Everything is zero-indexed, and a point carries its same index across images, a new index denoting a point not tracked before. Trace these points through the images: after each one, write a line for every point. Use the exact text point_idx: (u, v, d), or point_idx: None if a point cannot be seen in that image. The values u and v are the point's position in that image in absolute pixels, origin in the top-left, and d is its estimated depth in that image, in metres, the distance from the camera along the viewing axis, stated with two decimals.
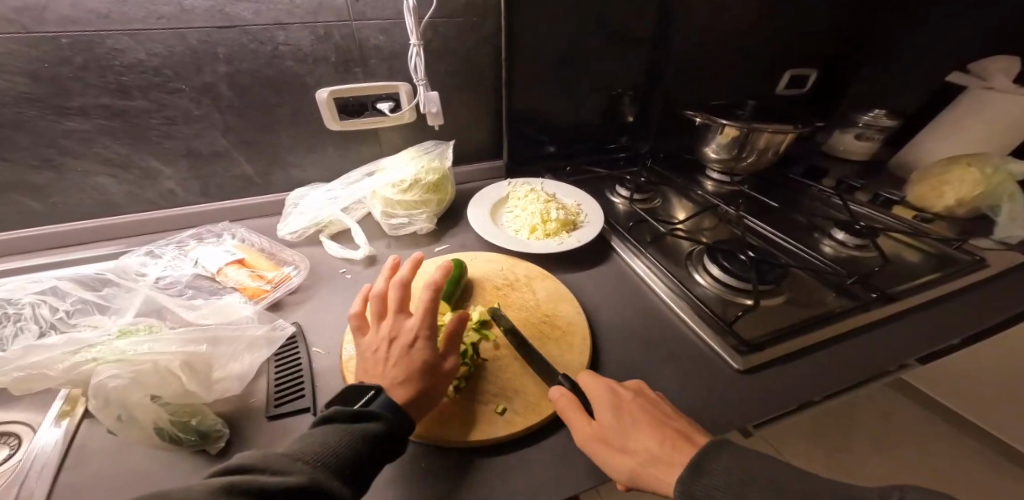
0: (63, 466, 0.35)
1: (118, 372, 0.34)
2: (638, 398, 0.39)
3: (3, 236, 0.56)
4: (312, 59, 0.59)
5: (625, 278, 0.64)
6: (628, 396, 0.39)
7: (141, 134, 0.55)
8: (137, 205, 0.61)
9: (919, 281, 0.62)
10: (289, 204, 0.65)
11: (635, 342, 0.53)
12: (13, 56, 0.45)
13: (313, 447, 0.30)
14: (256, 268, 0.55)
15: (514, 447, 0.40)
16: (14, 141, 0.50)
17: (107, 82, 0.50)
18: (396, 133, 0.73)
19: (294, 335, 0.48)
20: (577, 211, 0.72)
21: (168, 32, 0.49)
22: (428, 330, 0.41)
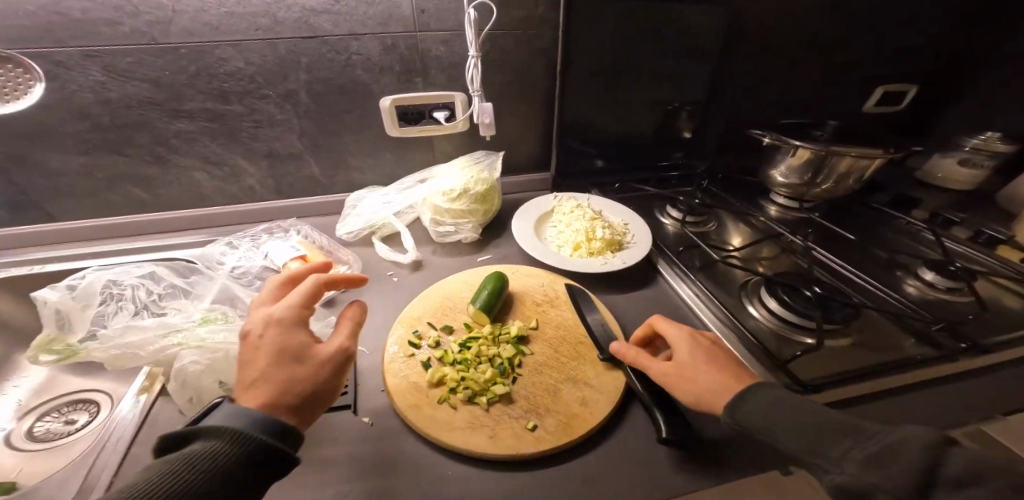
0: (135, 440, 0.40)
1: (198, 358, 0.39)
2: (716, 346, 0.43)
3: (115, 220, 0.64)
4: (379, 68, 0.63)
5: (669, 304, 0.61)
6: (707, 343, 0.43)
7: (233, 135, 0.62)
8: (222, 199, 0.68)
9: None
10: (348, 205, 0.70)
11: None
12: (140, 65, 0.52)
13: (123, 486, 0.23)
14: (315, 265, 0.59)
15: (541, 466, 0.39)
16: (136, 139, 0.58)
17: (211, 89, 0.57)
18: (450, 142, 0.76)
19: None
20: (623, 230, 0.70)
21: (262, 41, 0.55)
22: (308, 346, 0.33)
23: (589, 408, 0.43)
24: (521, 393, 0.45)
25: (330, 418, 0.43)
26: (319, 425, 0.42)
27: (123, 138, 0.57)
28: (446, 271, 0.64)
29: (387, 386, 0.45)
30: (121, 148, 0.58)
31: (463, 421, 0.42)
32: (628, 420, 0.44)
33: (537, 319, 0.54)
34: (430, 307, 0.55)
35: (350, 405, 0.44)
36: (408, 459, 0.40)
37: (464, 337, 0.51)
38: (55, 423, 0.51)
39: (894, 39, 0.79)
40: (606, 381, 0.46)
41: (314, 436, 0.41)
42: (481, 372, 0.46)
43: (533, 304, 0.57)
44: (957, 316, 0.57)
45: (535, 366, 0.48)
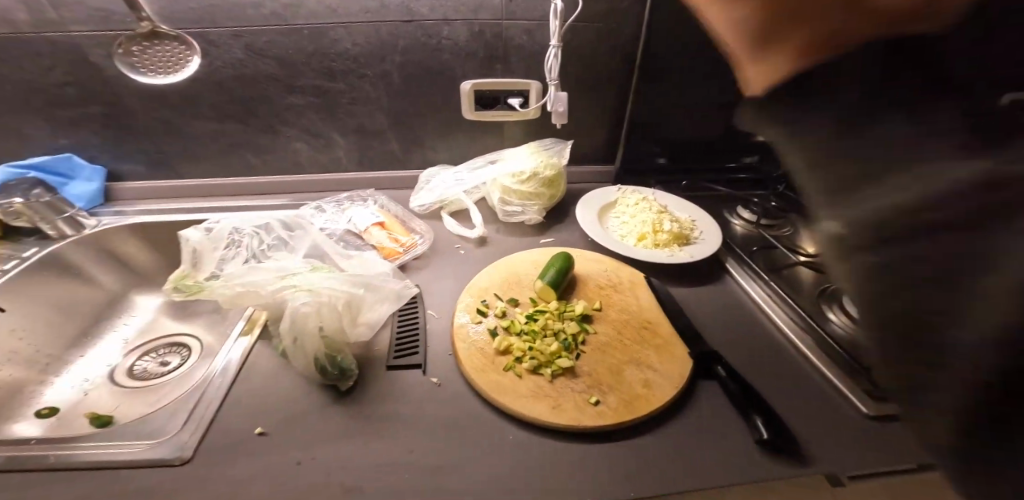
0: (237, 378, 0.44)
1: (308, 301, 0.44)
2: None
3: (226, 180, 0.73)
4: (465, 54, 0.67)
5: (737, 302, 0.59)
6: None
7: (332, 110, 0.69)
8: (314, 167, 0.76)
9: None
10: (421, 181, 0.74)
11: (745, 360, 0.50)
12: (273, 44, 0.60)
13: None
14: (393, 232, 0.64)
15: (603, 438, 0.40)
16: (257, 110, 0.66)
17: (322, 67, 0.64)
18: (520, 129, 0.78)
19: (415, 296, 0.55)
20: (690, 226, 0.68)
21: (369, 23, 0.61)
22: None
23: (653, 393, 0.43)
24: (584, 369, 0.46)
25: (403, 374, 0.46)
26: (393, 380, 0.45)
27: (246, 107, 0.66)
28: (509, 250, 0.67)
29: (456, 349, 0.48)
30: (243, 117, 0.66)
31: (529, 386, 0.44)
32: (694, 410, 0.43)
33: (600, 301, 0.55)
34: (498, 281, 0.57)
35: (421, 363, 0.47)
36: (475, 417, 0.42)
37: (530, 310, 0.53)
38: (151, 362, 0.61)
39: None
40: (670, 368, 0.46)
41: (389, 388, 0.44)
42: (546, 345, 0.48)
43: (596, 288, 0.57)
44: None
45: (597, 346, 0.49)
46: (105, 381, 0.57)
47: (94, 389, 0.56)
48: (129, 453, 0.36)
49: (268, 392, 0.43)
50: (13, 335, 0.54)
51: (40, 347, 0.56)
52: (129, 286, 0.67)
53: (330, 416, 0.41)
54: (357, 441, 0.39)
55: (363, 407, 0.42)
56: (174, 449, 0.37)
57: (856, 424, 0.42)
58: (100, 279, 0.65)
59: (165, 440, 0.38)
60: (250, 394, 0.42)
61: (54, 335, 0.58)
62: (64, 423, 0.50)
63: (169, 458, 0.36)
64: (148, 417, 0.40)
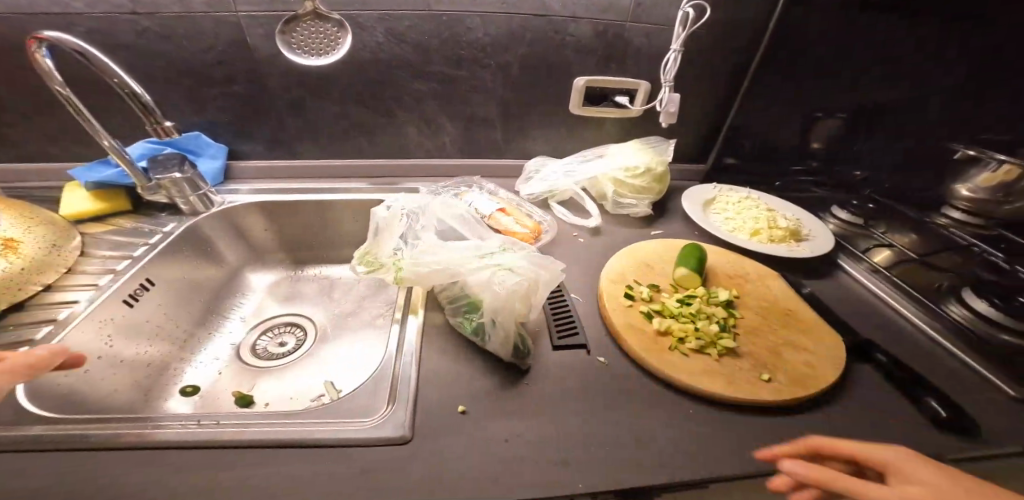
0: (421, 357, 0.47)
1: (519, 281, 0.46)
2: None
3: (339, 163, 0.74)
4: (585, 50, 0.69)
5: (858, 297, 0.61)
6: None
7: (450, 98, 0.71)
8: (421, 154, 0.77)
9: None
10: (529, 171, 0.77)
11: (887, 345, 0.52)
12: (412, 30, 0.61)
13: None
14: (517, 219, 0.66)
15: (781, 414, 0.42)
16: (381, 96, 0.67)
17: (451, 55, 0.65)
18: (620, 125, 0.81)
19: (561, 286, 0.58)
20: (798, 223, 0.70)
21: (503, 15, 0.63)
22: None
23: (820, 374, 0.45)
24: (745, 349, 0.48)
25: (570, 355, 0.49)
26: (565, 361, 0.48)
27: (372, 94, 0.67)
28: (625, 240, 0.68)
29: (614, 330, 0.50)
30: (367, 101, 0.67)
31: (697, 365, 0.45)
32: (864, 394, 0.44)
33: (737, 290, 0.57)
34: (634, 268, 0.60)
35: (585, 346, 0.50)
36: (652, 396, 0.44)
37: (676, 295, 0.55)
38: (269, 343, 0.63)
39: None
40: (826, 351, 0.47)
41: (563, 367, 0.47)
42: (705, 326, 0.50)
43: (726, 277, 0.59)
44: None
45: (750, 328, 0.51)
46: (233, 360, 0.59)
47: (225, 368, 0.58)
48: (354, 428, 0.38)
49: (453, 373, 0.46)
50: (159, 310, 0.56)
51: (179, 325, 0.59)
52: (246, 261, 0.71)
53: (520, 395, 0.43)
54: (558, 417, 0.41)
55: (548, 388, 0.44)
56: (395, 427, 0.39)
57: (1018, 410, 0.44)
58: (226, 257, 0.68)
59: (385, 420, 0.39)
60: (437, 376, 0.45)
61: (188, 314, 0.60)
62: (209, 402, 0.52)
63: (394, 436, 0.38)
64: (353, 394, 0.42)
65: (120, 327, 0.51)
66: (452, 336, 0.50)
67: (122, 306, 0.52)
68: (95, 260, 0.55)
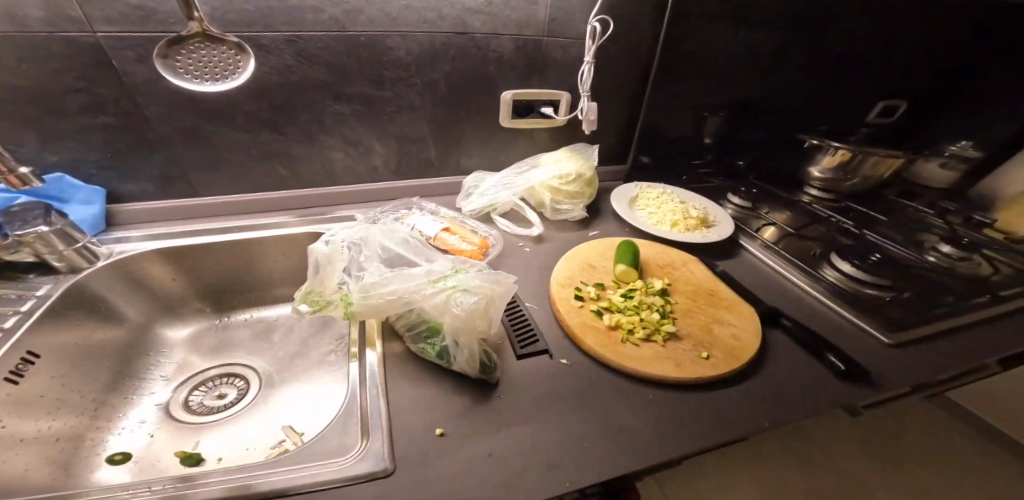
0: (388, 388, 0.46)
1: (476, 298, 0.46)
2: None
3: (257, 196, 0.67)
4: (508, 66, 0.72)
5: (760, 271, 0.73)
6: None
7: (377, 118, 0.68)
8: (351, 178, 0.73)
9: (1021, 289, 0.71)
10: (467, 187, 0.77)
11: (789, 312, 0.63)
12: (328, 50, 0.58)
13: None
14: (462, 235, 0.66)
15: (722, 385, 0.49)
16: (298, 119, 0.62)
17: (374, 74, 0.63)
18: (548, 135, 0.85)
19: (515, 295, 0.60)
20: (705, 212, 0.81)
21: (424, 34, 0.62)
22: None
23: (743, 344, 0.53)
24: (684, 332, 0.55)
25: (535, 361, 0.51)
26: (530, 368, 0.49)
27: (287, 118, 0.61)
28: (568, 244, 0.73)
29: (572, 334, 0.53)
30: (283, 126, 0.62)
31: (650, 355, 0.50)
32: (775, 355, 0.54)
33: (667, 278, 0.65)
34: (579, 271, 0.64)
35: (546, 350, 0.52)
36: (614, 388, 0.48)
37: (620, 291, 0.60)
38: (207, 396, 0.56)
39: (943, 36, 0.88)
40: (746, 323, 0.57)
41: (531, 374, 0.49)
42: (649, 316, 0.55)
43: (658, 268, 0.67)
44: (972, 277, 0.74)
45: (684, 311, 0.58)
46: (168, 418, 0.52)
47: (158, 430, 0.51)
48: (335, 469, 0.36)
49: (424, 399, 0.45)
50: (56, 383, 0.47)
51: (87, 394, 0.49)
52: (154, 316, 0.61)
53: (494, 406, 0.44)
54: (533, 419, 0.43)
55: (519, 394, 0.46)
56: (375, 460, 0.37)
57: (874, 347, 0.57)
58: (128, 316, 0.58)
59: (364, 453, 0.38)
60: (410, 402, 0.44)
61: (96, 379, 0.51)
62: (147, 467, 0.46)
63: (375, 470, 0.37)
64: (325, 436, 0.40)
65: (10, 409, 0.41)
66: (416, 364, 0.49)
67: (7, 384, 0.42)
68: None
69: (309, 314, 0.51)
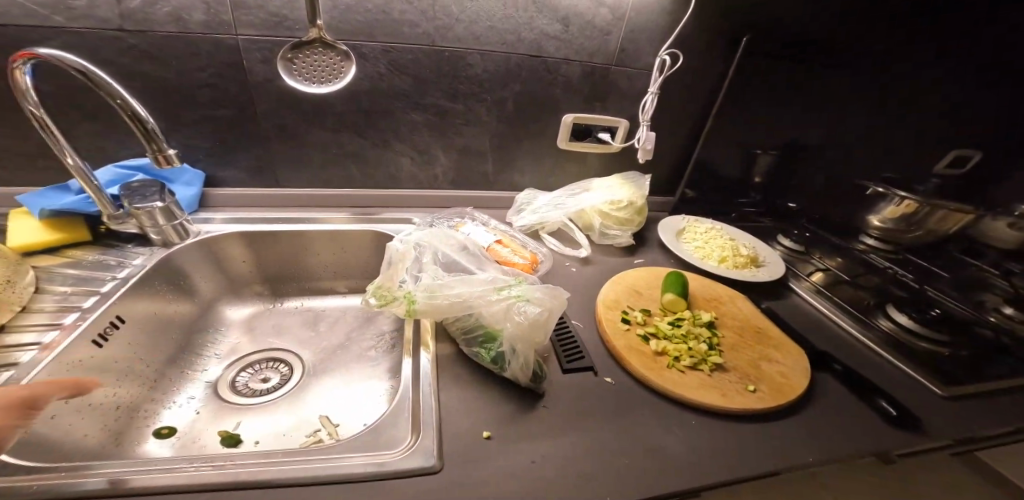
0: (437, 389, 0.46)
1: (538, 309, 0.47)
2: None
3: (325, 192, 0.71)
4: (573, 90, 0.75)
5: (807, 312, 0.72)
6: None
7: (445, 129, 0.72)
8: (411, 183, 0.77)
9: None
10: (519, 203, 0.80)
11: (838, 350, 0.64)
12: (416, 62, 0.62)
13: None
14: (514, 249, 0.68)
15: (771, 418, 0.48)
16: (377, 124, 0.66)
17: (452, 88, 0.67)
18: (600, 158, 0.87)
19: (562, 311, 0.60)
20: (754, 250, 0.81)
21: (502, 54, 0.66)
22: None
23: (793, 383, 0.51)
24: (730, 364, 0.54)
25: (581, 375, 0.51)
26: (577, 383, 0.49)
27: (367, 124, 0.65)
28: (614, 268, 0.73)
29: (617, 352, 0.53)
30: (362, 129, 0.66)
31: (694, 382, 0.50)
32: (833, 399, 0.52)
33: (712, 310, 0.64)
34: (624, 292, 0.65)
35: (591, 367, 0.52)
36: (664, 410, 0.47)
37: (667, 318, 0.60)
38: (251, 378, 0.58)
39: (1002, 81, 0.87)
40: (795, 362, 0.55)
41: (577, 390, 0.49)
42: (696, 346, 0.55)
43: (704, 300, 0.66)
44: None
45: (730, 345, 0.57)
46: (211, 397, 0.54)
47: (204, 408, 0.53)
48: (386, 461, 0.37)
49: (474, 401, 0.45)
50: (131, 349, 0.51)
51: (150, 363, 0.52)
52: (221, 295, 0.65)
53: (543, 416, 0.44)
54: (579, 430, 0.43)
55: (566, 406, 0.46)
56: (425, 457, 0.38)
57: (936, 401, 0.55)
58: (196, 292, 0.61)
59: (413, 449, 0.39)
60: (457, 403, 0.45)
61: (162, 349, 0.54)
62: (188, 445, 0.47)
63: (425, 467, 0.37)
64: (379, 426, 0.41)
65: (89, 369, 0.44)
66: (466, 366, 0.50)
67: (90, 346, 0.45)
68: (53, 296, 0.47)
69: (377, 306, 0.53)
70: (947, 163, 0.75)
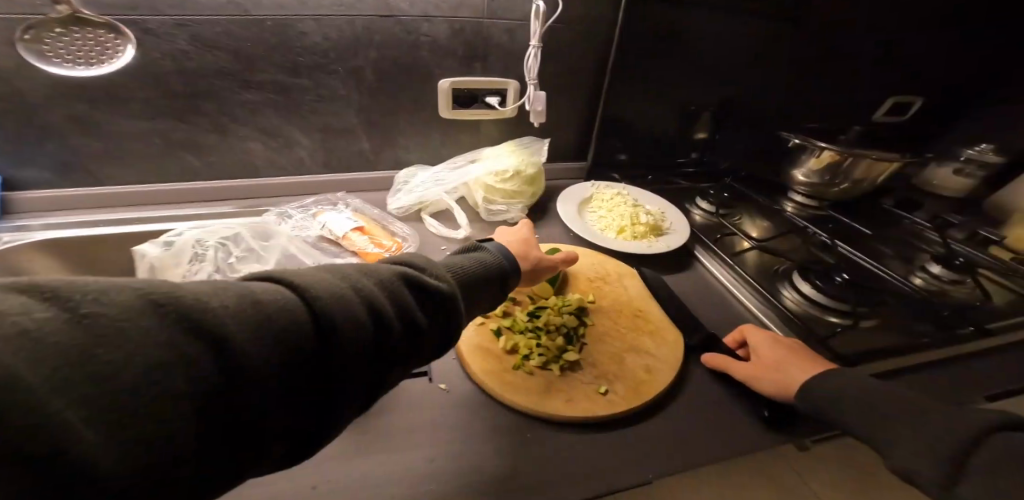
0: None
1: None
2: None
3: (166, 188, 0.64)
4: (443, 51, 0.65)
5: (709, 285, 0.66)
6: None
7: (295, 108, 0.63)
8: (272, 171, 0.69)
9: (1008, 319, 0.63)
10: (397, 182, 0.71)
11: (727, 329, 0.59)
12: (227, 35, 0.53)
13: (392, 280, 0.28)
14: (375, 235, 0.61)
15: (616, 424, 0.43)
16: (201, 108, 0.58)
17: (287, 62, 0.58)
18: (495, 126, 0.78)
19: None
20: (661, 217, 0.74)
21: (343, 18, 0.57)
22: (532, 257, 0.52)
23: (656, 380, 0.47)
24: (591, 360, 0.49)
25: (413, 384, 0.45)
26: (405, 391, 0.44)
27: (190, 107, 0.57)
28: None
29: (461, 354, 0.48)
30: (183, 114, 0.58)
31: (540, 386, 0.45)
32: (694, 391, 0.48)
33: (590, 293, 0.58)
34: None
35: (427, 372, 0.46)
36: (495, 421, 0.43)
37: (528, 308, 0.53)
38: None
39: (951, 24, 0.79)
40: (667, 352, 0.50)
41: (402, 401, 0.43)
42: (552, 340, 0.49)
43: (586, 281, 0.60)
44: (958, 304, 0.66)
45: (599, 335, 0.52)
46: None
47: None
48: None
49: None
50: None
51: None
52: None
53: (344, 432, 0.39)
54: (383, 448, 0.38)
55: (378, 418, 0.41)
56: None
57: None
58: None
59: None
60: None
61: None
62: None
63: None
64: None
65: None
66: None
67: None
68: None
69: None
70: None
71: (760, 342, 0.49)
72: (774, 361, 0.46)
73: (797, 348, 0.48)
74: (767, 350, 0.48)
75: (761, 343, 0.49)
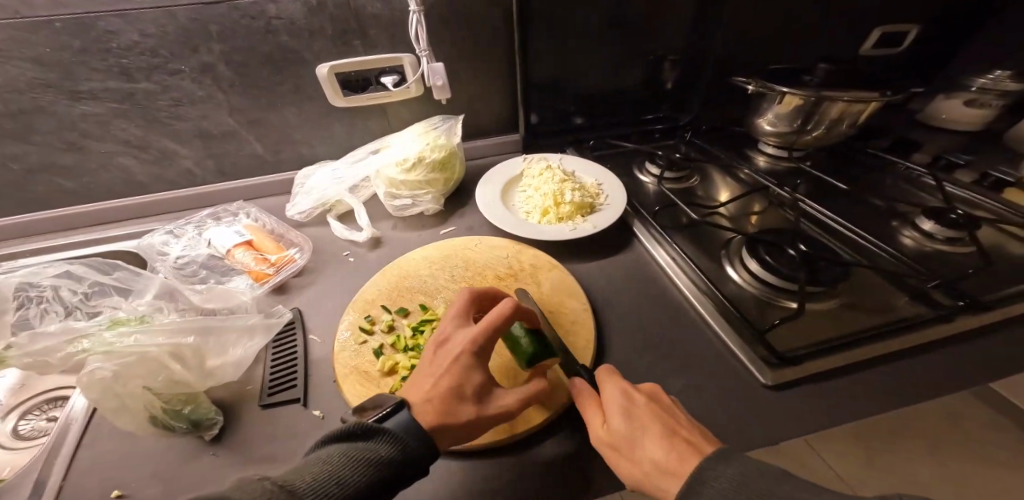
0: (80, 444, 0.41)
1: (104, 363, 0.34)
2: None
3: (64, 211, 0.65)
4: (308, 33, 0.58)
5: (645, 268, 0.58)
6: None
7: (155, 116, 0.60)
8: (162, 185, 0.68)
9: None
10: (298, 184, 0.68)
11: (648, 319, 0.50)
12: (15, 43, 0.50)
13: (363, 453, 0.30)
14: (262, 250, 0.58)
15: (498, 455, 0.37)
16: (39, 126, 0.57)
17: (109, 66, 0.54)
18: (404, 108, 0.70)
19: (296, 320, 0.52)
20: (596, 191, 0.65)
21: (157, 10, 0.51)
22: (473, 349, 0.37)
23: (546, 396, 0.41)
24: None
25: (276, 413, 0.42)
26: (267, 421, 0.42)
27: (24, 125, 0.56)
28: (405, 246, 0.63)
29: (337, 378, 0.44)
30: (26, 136, 0.57)
31: None
32: None
33: None
34: (387, 289, 0.54)
35: (300, 398, 0.43)
36: None
37: (417, 322, 0.50)
38: (40, 421, 0.53)
39: None
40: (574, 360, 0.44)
41: (261, 431, 0.41)
42: None
43: (495, 279, 0.55)
44: (956, 269, 0.53)
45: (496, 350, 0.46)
46: None
47: None
48: None
49: (119, 455, 0.40)
50: None
51: None
52: None
53: (197, 469, 0.38)
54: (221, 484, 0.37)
55: (237, 453, 0.39)
56: None
57: (750, 399, 0.41)
58: None
59: None
60: (108, 451, 0.40)
61: None
62: None
63: None
64: None
65: None
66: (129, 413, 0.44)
67: None
68: None
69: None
70: (853, 95, 0.59)
71: (611, 403, 0.33)
72: (615, 443, 0.32)
73: (650, 426, 0.31)
74: (613, 418, 0.32)
75: (613, 405, 0.33)
